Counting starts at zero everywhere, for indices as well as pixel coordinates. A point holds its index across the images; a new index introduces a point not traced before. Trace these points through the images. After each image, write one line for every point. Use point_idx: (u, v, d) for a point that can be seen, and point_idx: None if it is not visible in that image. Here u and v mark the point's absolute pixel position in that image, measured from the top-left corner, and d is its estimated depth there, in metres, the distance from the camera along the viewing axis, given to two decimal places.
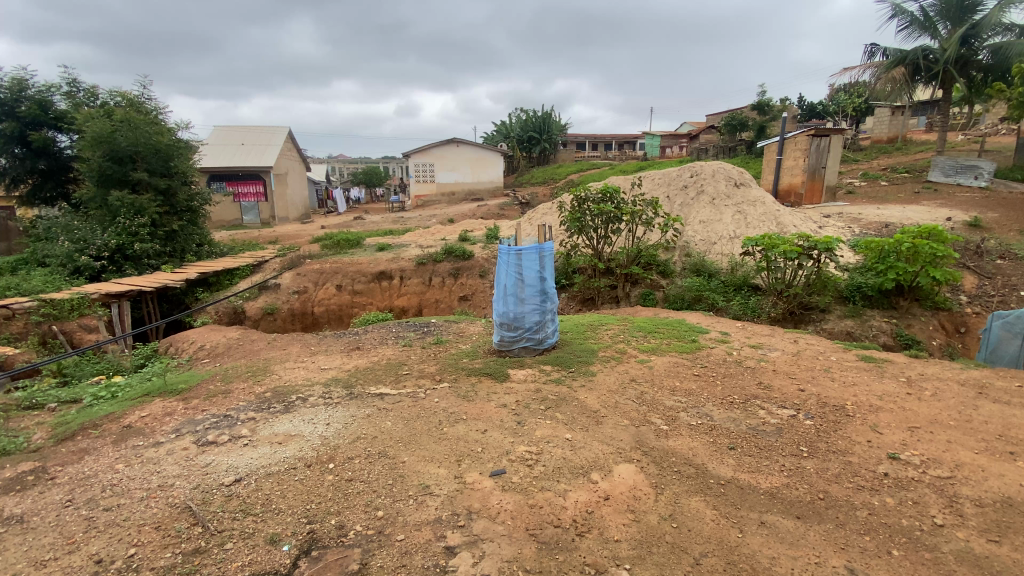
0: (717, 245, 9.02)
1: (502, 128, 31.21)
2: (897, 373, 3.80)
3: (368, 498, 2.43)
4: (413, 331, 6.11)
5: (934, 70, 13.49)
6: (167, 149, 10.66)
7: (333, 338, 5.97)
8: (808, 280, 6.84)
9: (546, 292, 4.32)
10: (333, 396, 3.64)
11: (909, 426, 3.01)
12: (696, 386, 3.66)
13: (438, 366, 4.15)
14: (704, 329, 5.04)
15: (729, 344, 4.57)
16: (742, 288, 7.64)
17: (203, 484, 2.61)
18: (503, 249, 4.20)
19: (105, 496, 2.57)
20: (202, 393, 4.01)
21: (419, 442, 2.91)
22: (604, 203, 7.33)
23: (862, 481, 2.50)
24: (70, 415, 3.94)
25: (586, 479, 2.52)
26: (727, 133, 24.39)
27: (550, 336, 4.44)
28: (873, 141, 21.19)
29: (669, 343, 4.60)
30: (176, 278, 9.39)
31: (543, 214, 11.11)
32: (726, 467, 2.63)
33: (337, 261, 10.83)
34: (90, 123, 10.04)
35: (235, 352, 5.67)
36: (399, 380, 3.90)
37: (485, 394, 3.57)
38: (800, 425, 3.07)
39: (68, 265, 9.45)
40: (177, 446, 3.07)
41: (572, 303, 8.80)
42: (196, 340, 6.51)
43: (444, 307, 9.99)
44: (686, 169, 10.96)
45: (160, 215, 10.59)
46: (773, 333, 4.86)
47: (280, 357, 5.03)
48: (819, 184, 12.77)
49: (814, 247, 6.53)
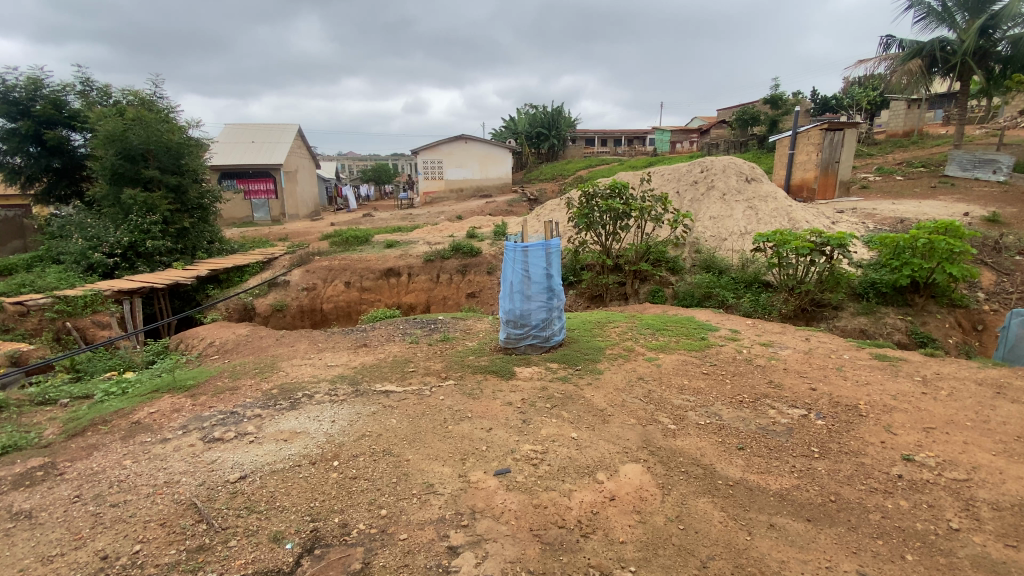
0: (727, 241, 8.92)
1: (511, 124, 30.90)
2: (913, 372, 3.71)
3: (373, 496, 2.42)
4: (420, 327, 6.10)
5: (952, 62, 13.27)
6: (179, 147, 10.77)
7: (339, 336, 5.98)
8: (821, 276, 6.74)
9: (552, 289, 4.29)
10: (339, 393, 3.63)
11: (924, 427, 2.94)
12: (704, 384, 3.60)
13: (444, 363, 4.13)
14: (713, 326, 4.97)
15: (739, 341, 4.51)
16: (753, 285, 7.59)
17: (209, 481, 2.63)
18: (510, 246, 4.18)
19: (112, 491, 2.60)
20: (210, 389, 4.04)
21: (423, 441, 2.89)
22: (613, 199, 7.33)
23: (875, 483, 2.44)
24: (81, 411, 4.00)
25: (592, 479, 2.49)
26: (738, 128, 24.08)
27: (557, 333, 4.41)
28: (888, 134, 20.85)
29: (678, 341, 4.55)
30: (187, 275, 9.49)
31: (552, 210, 11.07)
32: (734, 467, 2.58)
33: (346, 258, 10.89)
34: (104, 122, 10.17)
35: (245, 348, 5.73)
36: (405, 378, 3.87)
37: (491, 391, 3.54)
38: (811, 424, 3.02)
39: (82, 262, 9.64)
40: (185, 442, 3.09)
41: (580, 300, 8.75)
42: (205, 336, 6.57)
43: (451, 304, 10.02)
44: (696, 164, 10.85)
45: (171, 213, 10.74)
46: (784, 330, 4.76)
47: (287, 353, 5.05)
48: (832, 179, 12.64)
49: (827, 243, 6.46)
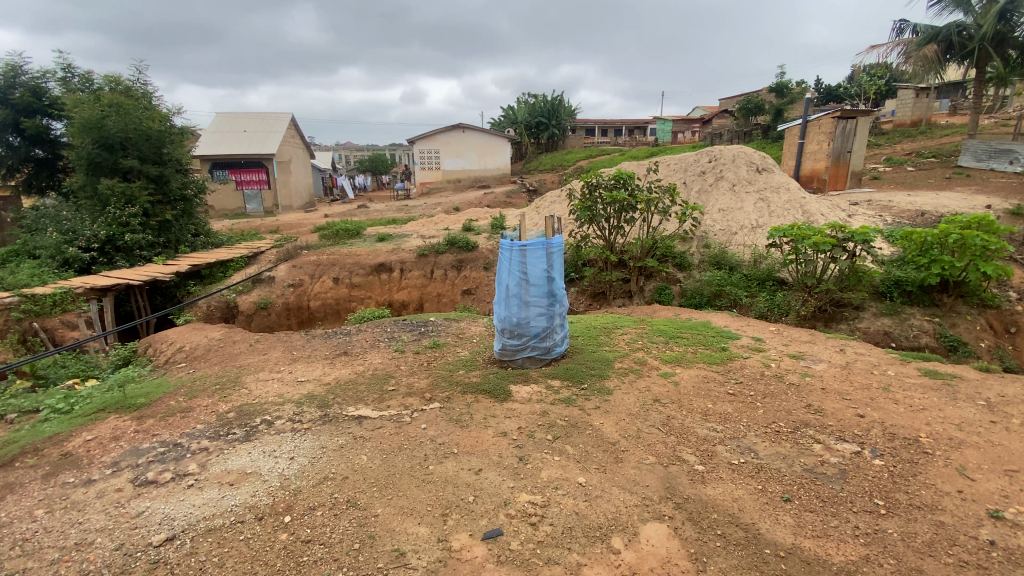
0: (738, 235, 8.40)
1: (510, 113, 30.05)
2: (973, 395, 3.18)
3: (327, 571, 1.90)
4: (408, 331, 5.58)
5: (969, 47, 12.66)
6: (159, 135, 10.19)
7: (320, 341, 5.46)
8: (841, 274, 6.22)
9: (554, 294, 3.77)
10: (304, 419, 3.10)
11: (1005, 469, 2.42)
12: (732, 409, 3.07)
13: (430, 380, 3.58)
14: (733, 333, 4.44)
15: (765, 353, 3.96)
16: (766, 282, 7.09)
17: (127, 544, 2.12)
18: (505, 244, 3.65)
19: (11, 556, 2.11)
20: (161, 411, 3.52)
21: (398, 487, 2.37)
22: (617, 190, 6.76)
23: (964, 554, 1.92)
24: (19, 432, 3.51)
25: (606, 547, 1.97)
26: (741, 117, 23.16)
27: (558, 344, 3.89)
28: (896, 124, 20.30)
29: (696, 352, 4.02)
30: (166, 270, 8.95)
31: (552, 202, 10.52)
32: (784, 530, 2.06)
33: (335, 252, 10.34)
34: (79, 108, 9.55)
35: (215, 355, 5.21)
36: (383, 398, 3.33)
37: (482, 418, 3.00)
38: (868, 466, 2.50)
39: (58, 257, 9.16)
40: (110, 486, 2.57)
41: (582, 298, 8.18)
42: (174, 340, 6.03)
43: (446, 301, 9.49)
44: (704, 153, 10.24)
45: (152, 205, 10.18)
46: (815, 339, 4.23)
47: (257, 363, 4.52)
48: (844, 169, 12.08)
49: (850, 239, 5.93)
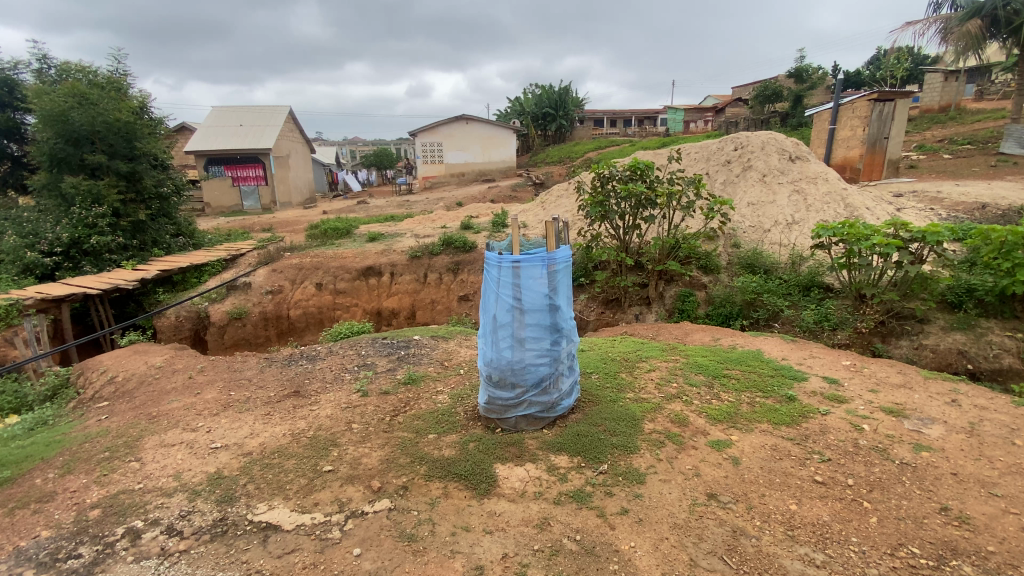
0: (771, 232, 7.27)
1: (515, 104, 28.82)
2: None
3: None
4: (385, 356, 4.55)
5: (1018, 23, 11.34)
6: (129, 128, 9.16)
7: (277, 370, 4.47)
8: (905, 281, 5.01)
9: (558, 327, 2.72)
10: (188, 531, 2.09)
11: None
12: (829, 516, 2.03)
13: (387, 453, 2.56)
14: (797, 371, 3.36)
15: (851, 406, 2.88)
16: (810, 289, 5.93)
17: None
18: (492, 260, 2.63)
19: None
20: (17, 498, 2.54)
21: None
22: (632, 183, 5.68)
23: None
24: None
25: None
26: (756, 105, 21.91)
27: (565, 396, 2.83)
28: (924, 110, 18.86)
29: (753, 403, 2.96)
30: (131, 276, 8.02)
31: (558, 197, 9.45)
32: None
33: (319, 254, 9.34)
34: (40, 98, 8.52)
35: (148, 390, 4.24)
36: (311, 488, 2.31)
37: (446, 535, 1.97)
38: None
39: (18, 262, 8.27)
40: None
41: (592, 306, 7.12)
42: (108, 368, 5.06)
43: (439, 309, 8.45)
44: (729, 140, 9.07)
45: (123, 204, 9.22)
46: (911, 386, 3.11)
47: (179, 410, 3.52)
48: (880, 157, 10.80)
49: (918, 239, 4.75)
